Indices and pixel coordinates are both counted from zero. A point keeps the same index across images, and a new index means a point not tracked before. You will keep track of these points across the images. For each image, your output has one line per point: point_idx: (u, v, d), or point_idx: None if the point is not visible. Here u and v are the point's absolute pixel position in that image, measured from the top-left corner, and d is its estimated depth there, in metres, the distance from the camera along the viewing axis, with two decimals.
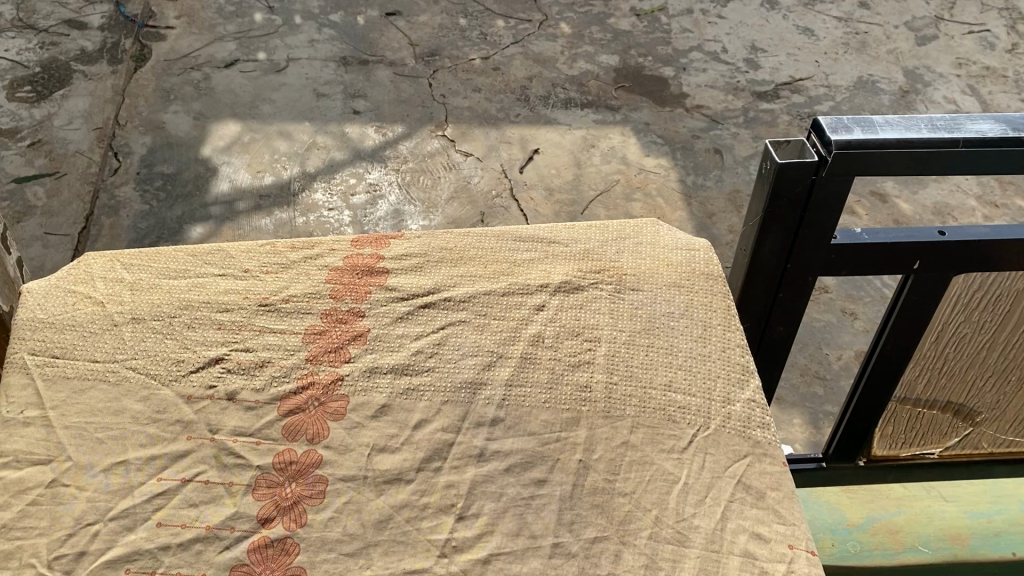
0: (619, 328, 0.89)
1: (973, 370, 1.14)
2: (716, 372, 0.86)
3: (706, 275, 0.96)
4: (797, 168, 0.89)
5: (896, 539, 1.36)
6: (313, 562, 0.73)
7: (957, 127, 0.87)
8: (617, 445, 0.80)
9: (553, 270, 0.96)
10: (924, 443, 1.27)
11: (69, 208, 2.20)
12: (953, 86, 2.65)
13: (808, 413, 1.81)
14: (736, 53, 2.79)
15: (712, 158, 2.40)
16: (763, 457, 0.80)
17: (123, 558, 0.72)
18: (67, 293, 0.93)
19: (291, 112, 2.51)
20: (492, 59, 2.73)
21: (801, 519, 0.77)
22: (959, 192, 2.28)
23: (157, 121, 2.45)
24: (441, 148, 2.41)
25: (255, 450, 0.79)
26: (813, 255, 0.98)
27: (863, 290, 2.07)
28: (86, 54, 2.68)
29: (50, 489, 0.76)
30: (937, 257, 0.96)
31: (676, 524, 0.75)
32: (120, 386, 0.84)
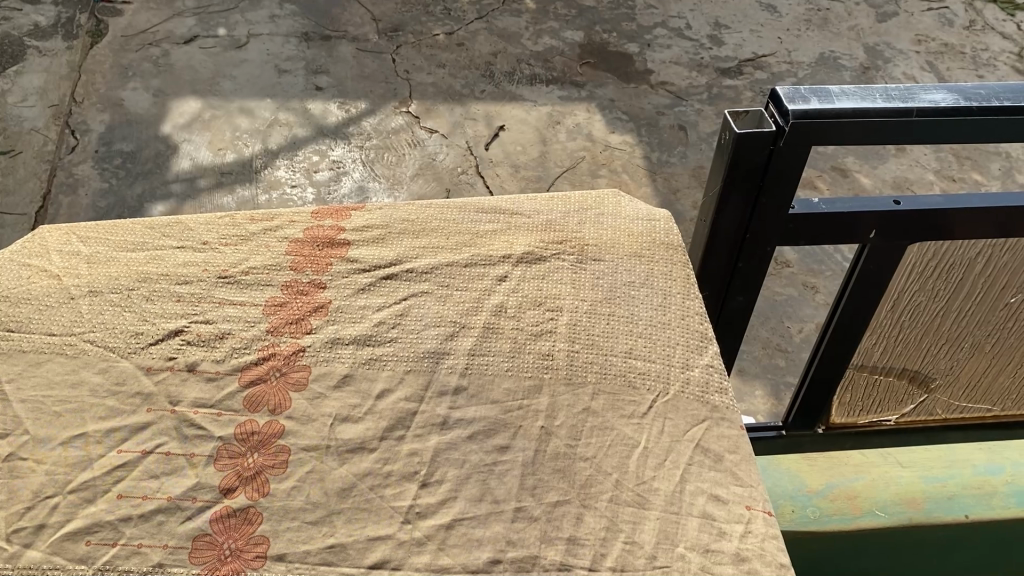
0: (581, 298, 0.90)
1: (928, 338, 1.17)
2: (675, 340, 0.87)
3: (666, 245, 0.97)
4: (755, 138, 0.91)
5: (855, 504, 1.37)
6: (276, 531, 0.73)
7: (912, 97, 0.88)
8: (578, 412, 0.81)
9: (516, 240, 0.96)
10: (882, 410, 1.30)
11: (26, 186, 2.16)
12: (913, 62, 2.68)
13: (769, 384, 1.84)
14: (700, 30, 2.80)
15: (677, 135, 2.41)
16: (720, 421, 0.82)
17: (84, 530, 0.72)
18: (21, 266, 0.92)
19: (253, 88, 2.48)
20: (457, 34, 2.72)
21: (757, 481, 0.79)
22: (918, 167, 2.32)
23: (116, 98, 2.41)
24: (405, 125, 2.39)
25: (216, 421, 0.79)
26: (771, 225, 1.00)
27: (824, 263, 2.10)
28: (40, 29, 2.62)
29: (6, 463, 0.76)
30: (893, 227, 0.98)
31: (636, 487, 0.76)
32: (77, 360, 0.83)
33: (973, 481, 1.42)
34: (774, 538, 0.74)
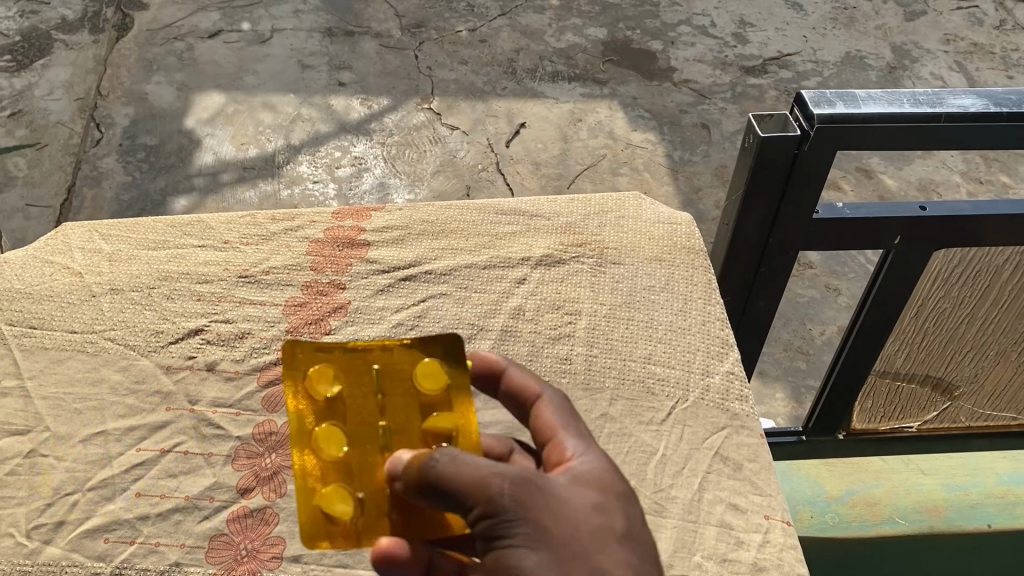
0: (600, 302, 0.89)
1: (953, 345, 1.14)
2: (695, 346, 0.87)
3: (688, 249, 0.96)
4: (779, 142, 0.90)
5: (874, 511, 1.35)
6: (292, 532, 0.74)
7: (939, 102, 0.87)
8: (596, 417, 0.80)
9: (535, 243, 0.95)
10: (904, 417, 1.28)
11: (51, 179, 2.14)
12: (941, 62, 2.60)
13: (790, 386, 1.82)
14: (725, 27, 2.69)
15: (700, 133, 2.36)
16: (741, 429, 0.81)
17: (102, 527, 0.73)
18: (44, 263, 0.92)
19: (276, 84, 2.41)
20: (479, 32, 2.59)
21: (777, 490, 0.78)
22: (944, 168, 2.28)
23: (140, 92, 2.34)
24: (427, 121, 2.34)
25: (234, 421, 0.80)
26: (795, 229, 0.99)
27: (847, 265, 2.05)
28: (67, 24, 2.49)
29: (28, 459, 0.77)
30: (916, 232, 0.97)
31: (653, 495, 0.76)
32: (97, 357, 0.84)
33: (997, 490, 1.39)
34: (793, 548, 0.74)
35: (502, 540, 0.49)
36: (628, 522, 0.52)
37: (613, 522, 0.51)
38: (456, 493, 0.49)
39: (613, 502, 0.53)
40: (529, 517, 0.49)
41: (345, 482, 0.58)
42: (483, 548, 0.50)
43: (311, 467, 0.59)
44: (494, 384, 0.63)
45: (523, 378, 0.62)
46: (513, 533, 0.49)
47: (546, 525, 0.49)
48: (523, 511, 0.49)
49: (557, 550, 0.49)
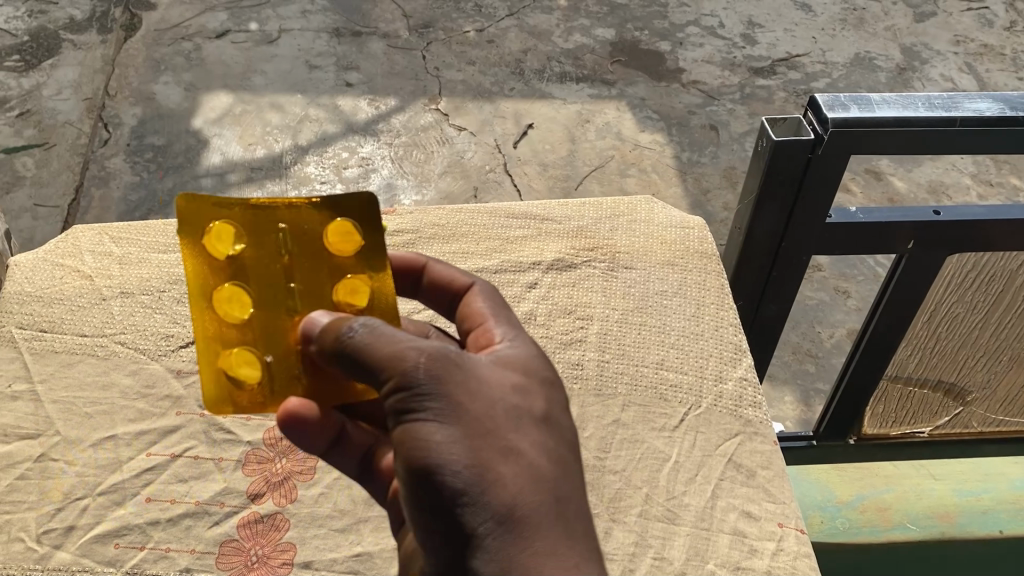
0: (612, 306, 0.89)
1: (965, 350, 1.13)
2: (708, 351, 0.86)
3: (700, 253, 0.95)
4: (793, 146, 0.89)
5: (885, 516, 1.34)
6: (303, 538, 0.74)
7: (954, 106, 0.86)
8: (608, 424, 0.80)
9: (546, 247, 0.94)
10: (915, 422, 1.27)
11: (59, 179, 2.14)
12: (951, 63, 2.58)
13: (799, 389, 1.81)
14: (733, 28, 2.67)
15: (708, 135, 2.35)
16: (754, 436, 0.81)
17: (112, 532, 0.73)
18: (54, 266, 0.91)
19: (283, 84, 2.40)
20: (487, 31, 2.59)
21: (790, 497, 0.77)
22: (954, 170, 2.27)
23: (148, 92, 2.34)
24: (435, 122, 2.33)
25: (246, 426, 0.81)
26: (807, 234, 0.98)
27: (856, 268, 2.03)
28: (75, 23, 2.50)
29: (39, 463, 0.77)
30: (930, 237, 0.96)
31: (666, 502, 0.76)
32: (108, 361, 0.84)
33: (1009, 496, 1.38)
34: (807, 557, 0.73)
35: (417, 409, 0.55)
36: (544, 405, 0.59)
37: (529, 401, 0.58)
38: (376, 364, 0.56)
39: (534, 384, 0.60)
40: (447, 386, 0.55)
41: (252, 345, 0.65)
42: (396, 418, 0.56)
43: (220, 326, 0.65)
44: (420, 277, 0.75)
45: (448, 273, 0.74)
46: (428, 400, 0.55)
47: (461, 394, 0.56)
48: (440, 381, 0.55)
49: (463, 424, 0.55)
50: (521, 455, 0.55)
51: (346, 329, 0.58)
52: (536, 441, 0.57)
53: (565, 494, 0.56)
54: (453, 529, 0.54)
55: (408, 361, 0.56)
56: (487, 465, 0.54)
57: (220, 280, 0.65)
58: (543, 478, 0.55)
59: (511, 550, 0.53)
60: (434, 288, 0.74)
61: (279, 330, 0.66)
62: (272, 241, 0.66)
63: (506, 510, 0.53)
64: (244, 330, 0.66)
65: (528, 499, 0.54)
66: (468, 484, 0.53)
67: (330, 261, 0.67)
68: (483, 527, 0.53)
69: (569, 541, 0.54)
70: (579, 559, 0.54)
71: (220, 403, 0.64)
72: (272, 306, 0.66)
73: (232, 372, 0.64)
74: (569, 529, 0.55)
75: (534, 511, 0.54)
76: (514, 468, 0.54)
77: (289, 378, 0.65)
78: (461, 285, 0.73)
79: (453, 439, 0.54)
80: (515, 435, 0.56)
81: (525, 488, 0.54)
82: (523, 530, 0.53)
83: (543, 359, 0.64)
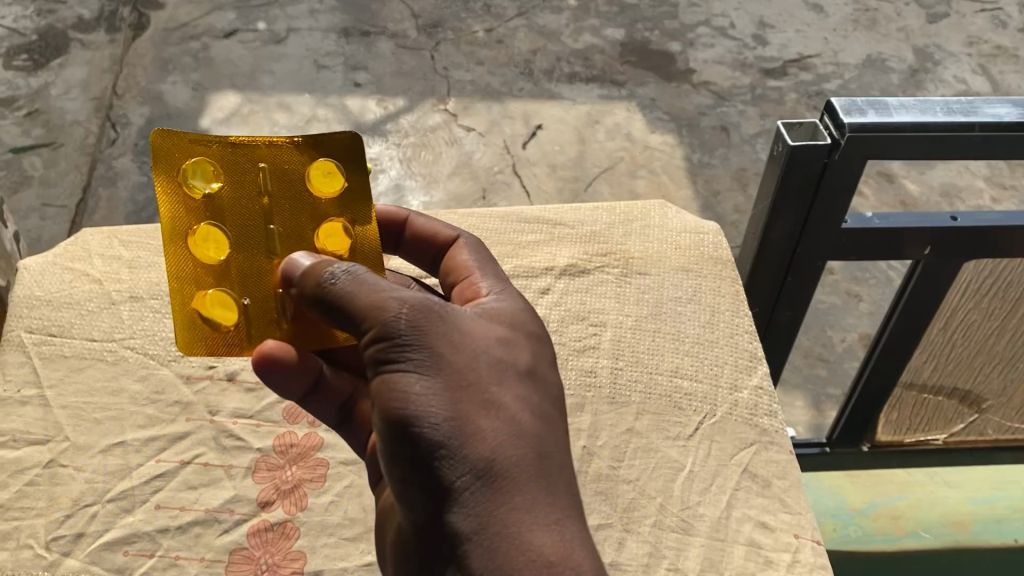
0: (625, 313, 0.88)
1: (981, 358, 1.11)
2: (723, 359, 0.85)
3: (714, 259, 0.94)
4: (809, 151, 0.88)
5: (898, 524, 1.33)
6: (313, 546, 0.73)
7: (974, 110, 0.85)
8: (621, 432, 0.79)
9: (559, 252, 0.94)
10: (929, 429, 1.25)
11: (66, 178, 2.13)
12: (964, 65, 2.56)
13: (810, 394, 1.80)
14: (744, 29, 2.65)
15: (719, 136, 2.34)
16: (769, 445, 0.80)
17: (122, 540, 0.72)
18: (64, 270, 0.90)
19: (291, 83, 2.39)
20: (496, 31, 2.57)
21: (807, 508, 0.76)
22: (967, 173, 2.25)
23: (156, 91, 2.33)
24: (443, 123, 2.32)
25: (255, 432, 0.80)
26: (822, 240, 0.97)
27: (869, 271, 2.01)
28: (83, 23, 2.46)
29: (48, 469, 0.76)
30: (947, 243, 0.95)
31: (681, 512, 0.75)
32: (117, 366, 0.83)
33: None
34: (823, 568, 0.72)
35: (397, 360, 0.57)
36: (528, 362, 0.61)
37: (513, 356, 0.60)
38: (359, 315, 0.59)
39: (516, 336, 0.63)
40: (428, 338, 0.58)
41: (228, 288, 0.72)
42: (377, 369, 0.58)
43: (198, 268, 0.72)
44: (404, 231, 0.80)
45: (433, 226, 0.79)
46: (409, 352, 0.57)
47: (442, 347, 0.58)
48: (421, 332, 0.58)
49: (444, 376, 0.57)
50: (502, 408, 0.57)
51: (329, 275, 0.62)
52: (518, 397, 0.58)
53: (546, 450, 0.57)
54: (431, 483, 0.55)
55: (389, 313, 0.58)
56: (466, 417, 0.56)
57: (198, 221, 0.72)
58: (524, 433, 0.57)
59: (487, 504, 0.54)
60: (418, 241, 0.79)
61: (255, 272, 0.73)
62: (252, 183, 0.73)
63: (484, 463, 0.55)
64: (220, 271, 0.73)
65: (506, 453, 0.55)
66: (446, 435, 0.55)
67: (306, 202, 0.74)
68: (459, 479, 0.54)
69: (547, 498, 0.55)
70: (557, 516, 0.55)
71: (195, 341, 0.71)
72: (247, 247, 0.73)
73: (207, 311, 0.71)
74: (550, 486, 0.56)
75: (511, 464, 0.55)
76: (493, 422, 0.56)
77: (264, 317, 0.72)
78: (443, 237, 0.78)
79: (432, 389, 0.56)
80: (497, 390, 0.57)
81: (505, 441, 0.56)
82: (501, 485, 0.55)
83: (533, 317, 0.66)
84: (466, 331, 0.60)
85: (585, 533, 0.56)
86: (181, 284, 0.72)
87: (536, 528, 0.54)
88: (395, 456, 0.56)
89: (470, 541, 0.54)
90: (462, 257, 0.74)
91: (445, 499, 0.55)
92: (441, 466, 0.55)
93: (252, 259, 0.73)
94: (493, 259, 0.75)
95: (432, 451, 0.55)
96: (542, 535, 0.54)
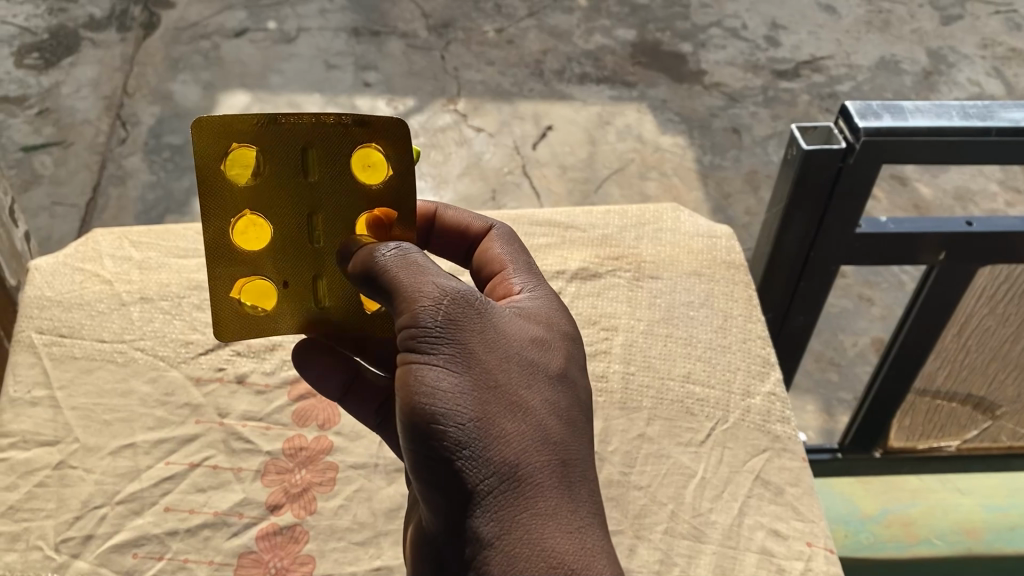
0: (638, 317, 0.87)
1: (995, 363, 1.10)
2: (736, 364, 0.85)
3: (727, 263, 0.94)
4: (824, 155, 0.87)
5: (911, 531, 1.31)
6: (322, 550, 0.73)
7: (990, 115, 0.84)
8: (633, 437, 0.79)
9: (570, 255, 0.93)
10: (943, 436, 1.24)
11: (77, 177, 2.13)
12: (978, 67, 2.55)
13: (821, 399, 1.79)
14: (756, 30, 2.64)
15: (731, 138, 2.33)
16: (783, 452, 0.79)
17: (131, 542, 0.72)
18: (74, 270, 0.90)
19: (301, 83, 2.39)
20: (507, 31, 2.57)
21: (820, 516, 0.76)
22: (981, 176, 2.23)
23: (166, 90, 2.33)
24: (453, 123, 2.31)
25: (264, 435, 0.80)
26: (836, 245, 0.97)
27: (881, 274, 2.00)
28: (94, 21, 2.47)
29: (57, 471, 0.76)
30: (962, 247, 0.94)
31: (693, 519, 0.74)
32: (127, 368, 0.83)
33: None
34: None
35: (426, 354, 0.57)
36: (561, 364, 0.60)
37: (545, 358, 0.60)
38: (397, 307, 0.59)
39: (550, 337, 0.62)
40: (460, 335, 0.57)
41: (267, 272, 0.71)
42: (406, 361, 0.58)
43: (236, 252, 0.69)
44: (433, 225, 0.78)
45: (462, 218, 0.77)
46: (439, 347, 0.57)
47: (473, 343, 0.57)
48: (454, 328, 0.58)
49: (473, 374, 0.56)
50: (530, 412, 0.56)
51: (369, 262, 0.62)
52: (547, 401, 0.58)
53: (573, 457, 0.57)
54: (453, 482, 0.55)
55: (422, 305, 0.58)
56: (493, 417, 0.55)
57: (238, 211, 0.68)
58: (550, 439, 0.56)
59: (509, 509, 0.54)
60: (448, 236, 0.77)
61: (292, 260, 0.71)
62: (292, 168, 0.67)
63: (508, 466, 0.54)
64: (257, 257, 0.70)
65: (531, 458, 0.55)
66: (471, 436, 0.54)
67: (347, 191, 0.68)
68: (482, 481, 0.54)
69: (569, 506, 0.55)
70: (578, 525, 0.55)
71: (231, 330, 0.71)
72: (287, 236, 0.70)
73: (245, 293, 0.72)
74: (572, 493, 0.55)
75: (535, 470, 0.55)
76: (520, 425, 0.56)
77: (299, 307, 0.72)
78: (475, 230, 0.76)
79: (459, 387, 0.56)
80: (525, 393, 0.57)
81: (529, 447, 0.55)
82: (524, 490, 0.54)
83: (567, 317, 0.66)
84: (499, 330, 0.59)
85: (608, 543, 0.55)
86: (214, 269, 0.70)
87: (557, 535, 0.53)
88: (418, 453, 0.56)
89: (489, 545, 0.53)
90: (497, 250, 0.73)
91: (466, 500, 0.54)
92: (464, 467, 0.54)
93: (290, 245, 0.70)
94: (526, 252, 0.74)
95: (455, 451, 0.54)
96: (563, 542, 0.53)
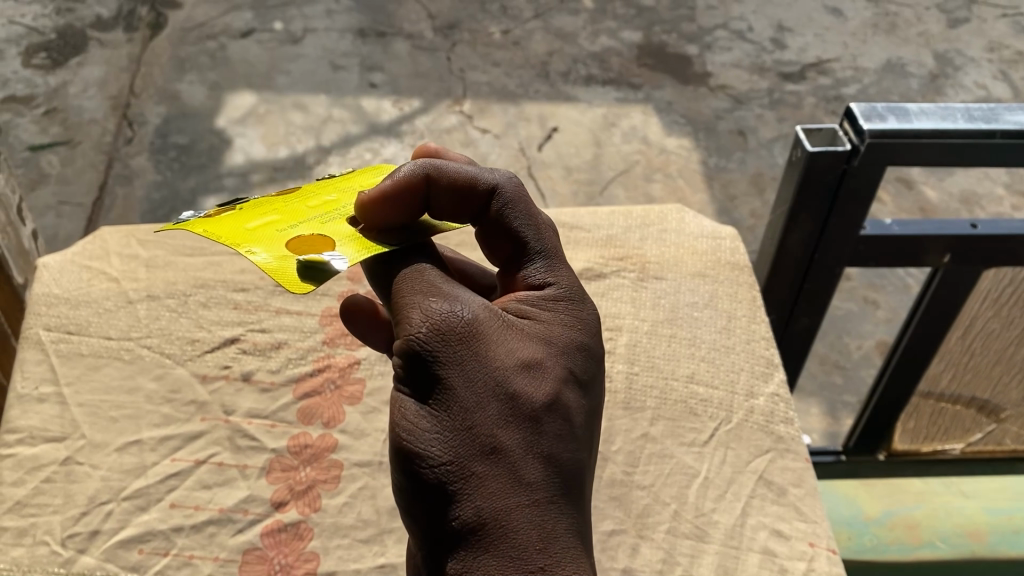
0: (642, 317, 0.88)
1: (999, 367, 1.10)
2: (739, 365, 0.85)
3: (732, 265, 0.94)
4: (828, 157, 0.87)
5: (914, 534, 1.28)
6: (327, 547, 0.74)
7: (995, 118, 0.84)
8: (636, 437, 0.79)
9: (575, 255, 0.93)
10: (947, 438, 1.25)
11: (83, 176, 2.14)
12: (984, 71, 2.54)
13: (826, 402, 1.79)
14: (763, 32, 2.64)
15: (736, 140, 2.33)
16: (785, 453, 0.79)
17: (136, 538, 0.72)
18: (81, 269, 0.91)
19: (307, 84, 2.40)
20: (513, 33, 2.57)
21: (823, 516, 0.76)
22: (987, 179, 2.23)
23: (172, 91, 2.34)
24: (459, 124, 2.31)
25: (269, 433, 0.80)
26: (841, 247, 0.97)
27: (886, 278, 2.00)
28: (102, 21, 2.48)
29: (64, 466, 0.76)
30: (966, 250, 0.94)
31: (695, 519, 0.74)
32: (134, 365, 0.83)
33: None
34: None
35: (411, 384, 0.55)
36: (552, 392, 0.56)
37: (533, 387, 0.56)
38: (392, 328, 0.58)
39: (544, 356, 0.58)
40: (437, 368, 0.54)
41: None
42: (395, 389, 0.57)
43: None
44: (427, 186, 0.64)
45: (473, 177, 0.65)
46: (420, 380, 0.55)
47: (453, 375, 0.54)
48: (432, 360, 0.55)
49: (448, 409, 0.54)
50: (504, 451, 0.53)
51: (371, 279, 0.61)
52: (529, 438, 0.54)
53: (551, 498, 0.54)
54: (427, 519, 0.54)
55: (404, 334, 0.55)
56: (465, 458, 0.53)
57: None
58: (524, 481, 0.53)
59: (474, 553, 0.52)
60: (452, 197, 0.65)
61: None
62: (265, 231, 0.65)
63: (475, 510, 0.52)
64: None
65: (505, 499, 0.53)
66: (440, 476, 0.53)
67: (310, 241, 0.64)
68: (454, 522, 0.52)
69: (538, 552, 0.52)
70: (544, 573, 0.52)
71: None
72: None
73: None
74: (544, 540, 0.52)
75: (504, 514, 0.52)
76: (492, 466, 0.53)
77: None
78: (480, 191, 0.65)
79: (434, 424, 0.54)
80: (502, 431, 0.54)
81: (500, 489, 0.53)
82: (490, 534, 0.52)
83: (573, 329, 0.61)
84: (487, 356, 0.55)
85: None
86: None
87: None
88: (398, 486, 0.55)
89: None
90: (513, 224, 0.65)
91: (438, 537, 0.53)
92: (437, 507, 0.53)
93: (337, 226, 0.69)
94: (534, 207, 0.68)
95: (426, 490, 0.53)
96: None
